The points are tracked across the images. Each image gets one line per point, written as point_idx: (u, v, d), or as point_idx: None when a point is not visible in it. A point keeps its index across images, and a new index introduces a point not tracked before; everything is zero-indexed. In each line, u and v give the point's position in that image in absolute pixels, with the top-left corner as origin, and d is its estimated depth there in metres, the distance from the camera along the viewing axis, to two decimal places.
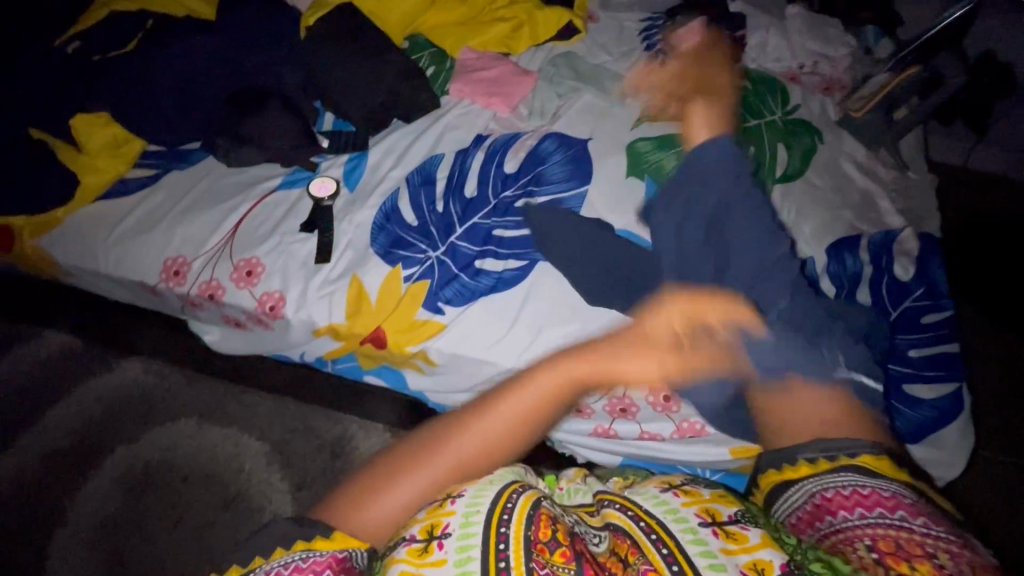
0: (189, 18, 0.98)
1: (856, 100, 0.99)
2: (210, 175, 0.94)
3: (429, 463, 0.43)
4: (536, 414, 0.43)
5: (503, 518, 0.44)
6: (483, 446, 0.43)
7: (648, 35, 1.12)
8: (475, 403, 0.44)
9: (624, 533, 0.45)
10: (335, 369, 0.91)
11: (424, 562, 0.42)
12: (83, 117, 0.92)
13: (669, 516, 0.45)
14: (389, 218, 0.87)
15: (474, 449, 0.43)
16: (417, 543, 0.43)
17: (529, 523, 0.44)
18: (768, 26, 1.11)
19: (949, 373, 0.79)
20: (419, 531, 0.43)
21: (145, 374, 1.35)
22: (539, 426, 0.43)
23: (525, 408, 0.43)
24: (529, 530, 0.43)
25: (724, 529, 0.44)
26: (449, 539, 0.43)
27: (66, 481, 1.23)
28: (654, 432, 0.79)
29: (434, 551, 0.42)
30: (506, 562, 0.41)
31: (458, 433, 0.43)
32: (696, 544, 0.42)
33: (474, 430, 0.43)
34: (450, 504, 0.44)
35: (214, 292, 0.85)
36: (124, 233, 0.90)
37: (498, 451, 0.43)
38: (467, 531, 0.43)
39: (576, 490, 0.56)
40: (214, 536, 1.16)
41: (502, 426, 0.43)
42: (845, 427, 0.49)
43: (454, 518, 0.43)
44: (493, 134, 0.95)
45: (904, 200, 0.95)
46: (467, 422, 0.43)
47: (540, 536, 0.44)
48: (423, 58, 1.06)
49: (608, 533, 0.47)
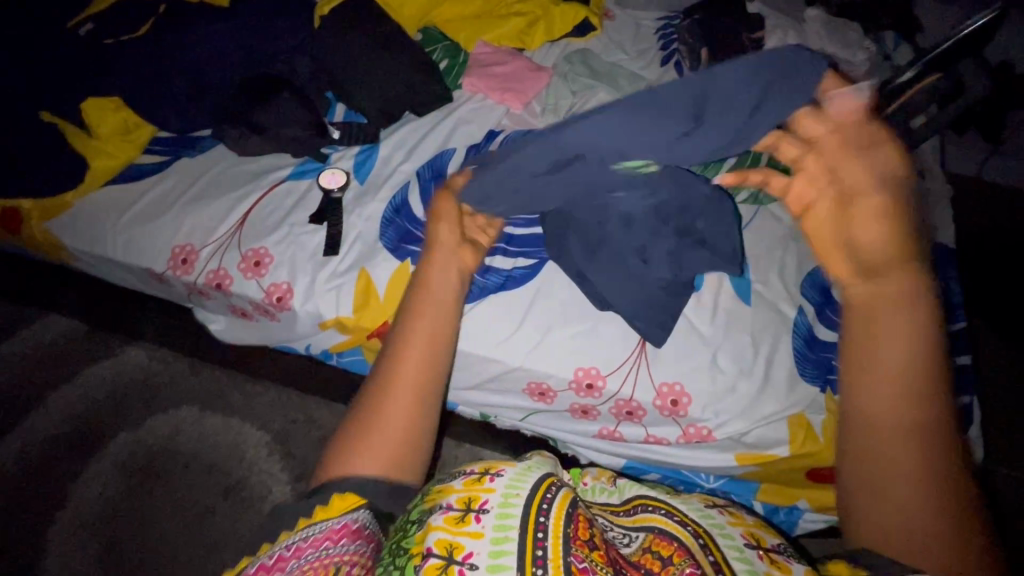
0: (202, 5, 0.97)
1: (873, 107, 0.98)
2: (220, 164, 0.93)
3: (392, 389, 0.52)
4: (440, 319, 0.56)
5: (542, 507, 0.45)
6: (422, 357, 0.53)
7: (664, 34, 1.10)
8: (383, 372, 0.53)
9: (667, 534, 0.47)
10: (340, 362, 0.90)
11: (461, 531, 0.43)
12: (95, 101, 0.92)
13: (714, 529, 0.46)
14: (398, 212, 0.86)
15: (418, 359, 0.53)
16: (454, 512, 0.45)
17: (569, 520, 0.44)
18: (786, 28, 1.09)
19: (961, 387, 0.77)
20: (456, 502, 0.46)
21: (150, 360, 1.35)
22: (440, 352, 0.55)
23: (433, 315, 0.56)
24: (569, 526, 0.44)
25: (770, 556, 0.44)
26: (487, 515, 0.44)
27: (68, 465, 1.23)
28: (660, 436, 0.78)
29: (471, 523, 0.43)
30: (542, 553, 0.41)
31: (399, 359, 0.53)
32: (742, 561, 0.43)
33: (409, 346, 0.54)
34: (490, 482, 0.47)
35: (221, 281, 0.85)
36: (132, 220, 0.89)
37: (433, 356, 0.54)
38: (506, 512, 0.44)
39: (601, 488, 0.58)
40: (213, 524, 1.16)
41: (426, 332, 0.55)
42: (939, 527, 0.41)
43: (492, 496, 0.46)
44: (506, 131, 0.94)
45: (920, 209, 0.94)
46: (400, 346, 0.54)
47: (579, 533, 0.44)
48: (437, 52, 1.04)
49: (644, 533, 0.48)
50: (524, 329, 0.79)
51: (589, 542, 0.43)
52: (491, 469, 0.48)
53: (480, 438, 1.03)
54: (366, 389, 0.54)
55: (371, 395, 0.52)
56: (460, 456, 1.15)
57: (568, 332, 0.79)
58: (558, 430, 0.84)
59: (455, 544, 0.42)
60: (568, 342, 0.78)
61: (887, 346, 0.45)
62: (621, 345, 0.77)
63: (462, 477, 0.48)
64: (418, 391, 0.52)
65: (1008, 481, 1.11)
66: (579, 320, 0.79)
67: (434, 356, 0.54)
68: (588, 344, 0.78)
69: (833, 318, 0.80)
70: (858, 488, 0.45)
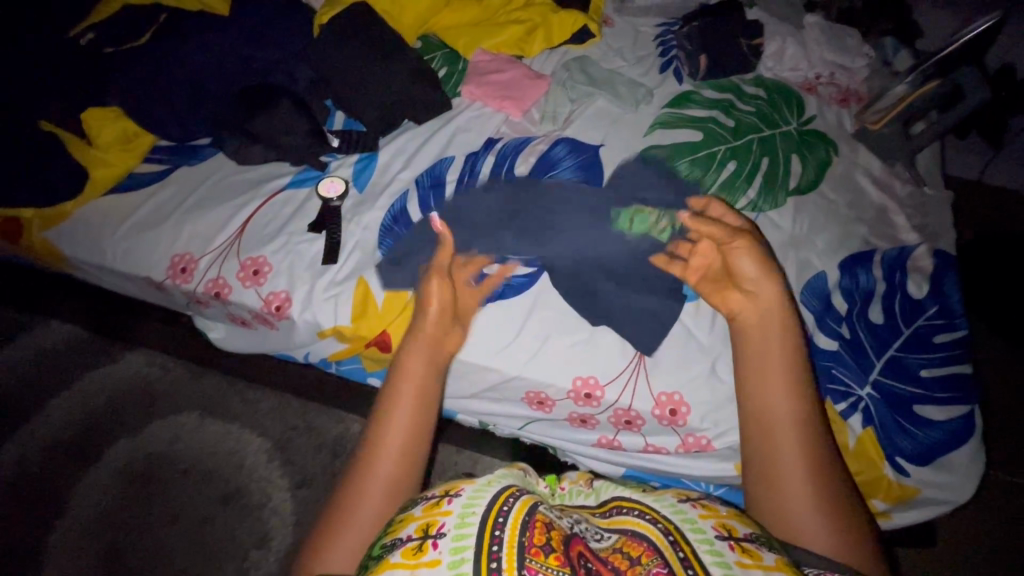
0: (202, 14, 0.98)
1: (872, 113, 0.98)
2: (220, 171, 0.94)
3: (371, 475, 0.55)
4: (424, 399, 0.60)
5: (498, 521, 0.45)
6: (403, 442, 0.57)
7: (663, 41, 1.10)
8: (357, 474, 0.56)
9: (635, 536, 0.47)
10: (339, 371, 0.90)
11: (419, 561, 0.42)
12: (95, 111, 0.94)
13: (685, 524, 0.47)
14: (397, 221, 0.86)
15: (399, 441, 0.57)
16: (412, 543, 0.44)
17: (525, 527, 0.45)
18: (785, 34, 1.09)
19: (963, 395, 0.77)
20: (414, 532, 0.46)
21: (150, 367, 1.36)
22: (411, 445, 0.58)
23: (416, 398, 0.60)
24: (524, 534, 0.44)
25: (740, 544, 0.45)
26: (443, 539, 0.44)
27: (67, 473, 1.23)
28: (659, 445, 0.78)
29: (429, 550, 0.43)
30: (497, 563, 0.42)
31: (381, 442, 0.57)
32: (711, 553, 0.44)
33: (390, 429, 0.57)
34: (447, 505, 0.48)
35: (220, 290, 0.85)
36: (131, 229, 0.90)
37: (413, 441, 0.58)
38: (462, 532, 0.44)
39: (579, 492, 0.58)
40: (212, 532, 1.16)
41: (409, 413, 0.59)
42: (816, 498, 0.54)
43: (449, 518, 0.46)
44: (504, 138, 0.94)
45: (920, 216, 0.94)
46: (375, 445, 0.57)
47: (535, 540, 0.44)
48: (436, 59, 1.05)
49: (616, 534, 0.48)
50: (521, 338, 0.79)
51: (543, 547, 0.43)
52: (451, 491, 0.50)
53: (479, 444, 1.03)
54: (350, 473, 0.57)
55: (351, 485, 0.55)
56: (461, 463, 1.14)
57: (567, 340, 0.78)
58: (557, 438, 0.83)
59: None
60: (567, 351, 0.78)
61: (765, 373, 0.60)
62: (620, 355, 0.77)
63: (421, 504, 0.49)
64: (394, 479, 0.56)
65: (1014, 488, 1.10)
66: (578, 329, 0.79)
67: (415, 442, 0.58)
68: (588, 354, 0.78)
69: (833, 327, 0.80)
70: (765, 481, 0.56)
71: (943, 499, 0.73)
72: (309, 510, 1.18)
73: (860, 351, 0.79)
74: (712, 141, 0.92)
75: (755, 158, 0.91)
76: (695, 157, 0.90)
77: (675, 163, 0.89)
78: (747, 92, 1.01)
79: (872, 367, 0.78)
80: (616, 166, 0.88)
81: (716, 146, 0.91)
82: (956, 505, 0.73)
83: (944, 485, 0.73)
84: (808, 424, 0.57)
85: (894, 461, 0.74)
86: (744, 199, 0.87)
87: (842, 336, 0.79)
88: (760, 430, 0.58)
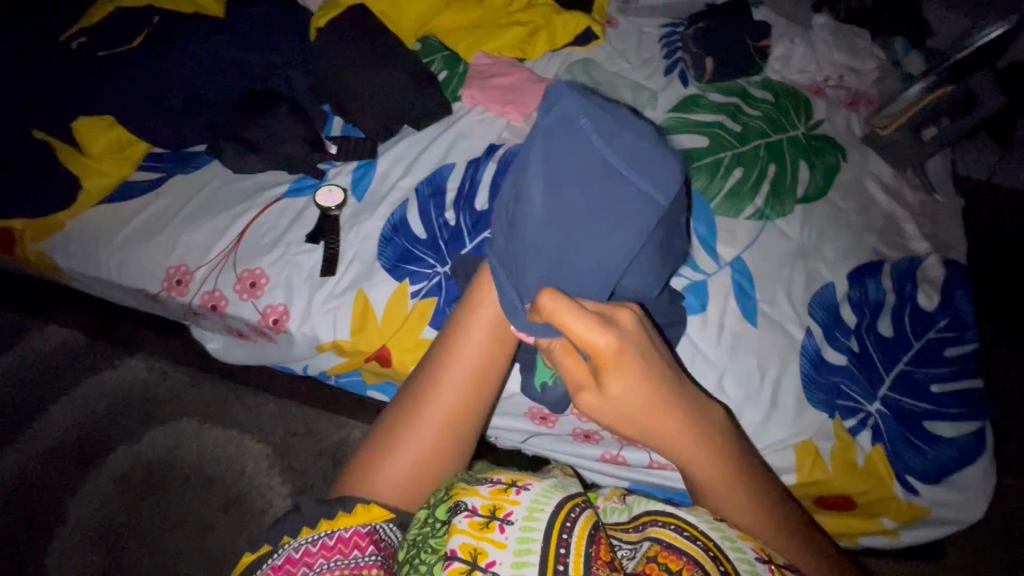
0: (197, 16, 0.95)
1: (883, 117, 0.95)
2: (216, 180, 0.92)
3: (426, 413, 0.53)
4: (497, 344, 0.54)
5: (566, 524, 0.46)
6: (467, 384, 0.53)
7: (668, 42, 1.08)
8: (407, 410, 0.54)
9: (675, 550, 0.45)
10: (338, 383, 0.88)
11: (485, 536, 0.45)
12: (85, 121, 0.90)
13: (724, 541, 0.45)
14: (397, 231, 0.85)
15: (465, 382, 0.53)
16: (478, 517, 0.46)
17: (591, 540, 0.45)
18: (793, 37, 1.07)
19: (973, 410, 0.75)
20: (482, 507, 0.47)
21: (148, 372, 1.34)
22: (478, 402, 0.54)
23: (488, 339, 0.54)
24: (591, 544, 0.44)
25: (779, 569, 0.45)
26: (512, 525, 0.45)
27: (67, 480, 1.23)
28: (664, 461, 0.77)
29: (496, 531, 0.45)
30: (564, 567, 0.43)
31: (444, 369, 0.54)
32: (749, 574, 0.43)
33: (452, 369, 0.54)
34: (515, 494, 0.48)
35: (217, 303, 0.83)
36: (126, 240, 0.88)
37: (478, 385, 0.54)
38: (530, 524, 0.45)
39: (613, 508, 0.56)
40: (214, 539, 1.16)
41: (473, 361, 0.53)
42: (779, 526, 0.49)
43: (517, 507, 0.47)
44: (506, 144, 0.92)
45: (930, 224, 0.92)
46: (432, 389, 0.53)
47: (601, 553, 0.44)
48: (436, 61, 1.02)
49: (650, 543, 0.47)
50: None
51: (609, 562, 0.44)
52: (518, 482, 0.50)
53: None
54: (408, 391, 0.55)
55: (408, 406, 0.54)
56: None
57: None
58: (560, 453, 0.82)
59: (479, 549, 0.44)
60: None
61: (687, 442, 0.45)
62: None
63: (488, 486, 0.49)
64: (451, 421, 0.53)
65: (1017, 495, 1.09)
66: None
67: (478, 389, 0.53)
68: None
69: (842, 340, 0.78)
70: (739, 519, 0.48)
71: (955, 517, 0.72)
72: None
73: (869, 365, 0.77)
74: (719, 147, 0.89)
75: (763, 165, 0.89)
76: (700, 164, 0.88)
77: None
78: (755, 95, 0.99)
79: (881, 382, 0.76)
80: None
81: (723, 153, 0.89)
82: (968, 523, 0.72)
83: (955, 504, 0.72)
84: (746, 469, 0.48)
85: (904, 480, 0.72)
86: (751, 208, 0.85)
87: (851, 350, 0.78)
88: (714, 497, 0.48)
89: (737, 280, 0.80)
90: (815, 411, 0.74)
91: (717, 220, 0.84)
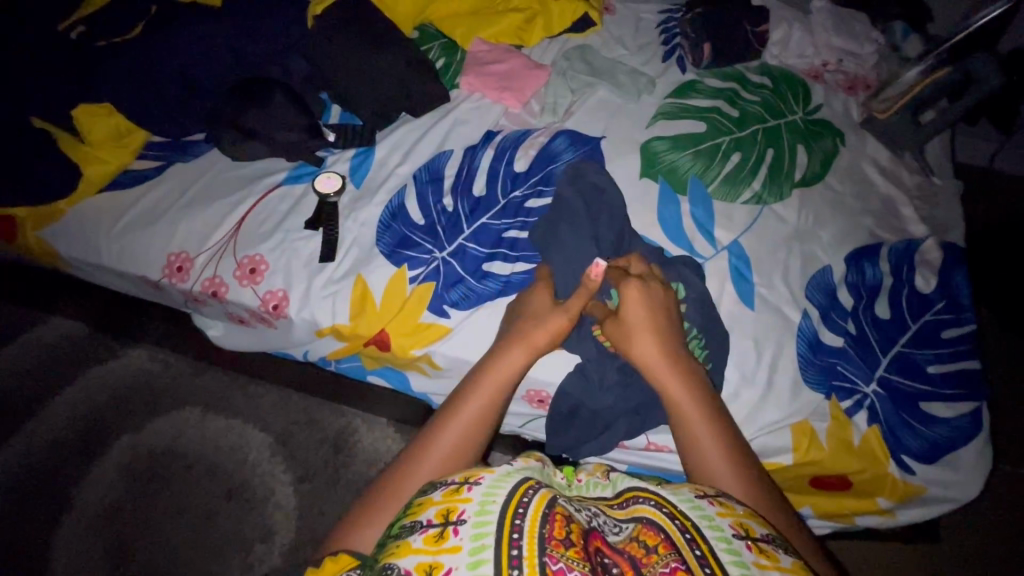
0: (192, 4, 0.95)
1: (881, 101, 0.96)
2: (216, 168, 0.92)
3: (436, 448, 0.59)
4: (495, 402, 0.62)
5: (518, 510, 0.42)
6: (469, 427, 0.60)
7: (666, 28, 1.07)
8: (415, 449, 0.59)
9: (654, 526, 0.42)
10: (338, 369, 0.90)
11: (441, 547, 0.40)
12: (86, 108, 0.91)
13: (703, 520, 0.43)
14: (395, 217, 0.85)
15: (465, 426, 0.60)
16: (433, 529, 0.42)
17: (545, 521, 0.41)
18: (791, 20, 1.06)
19: (970, 391, 0.76)
20: (436, 516, 0.43)
21: (152, 362, 1.36)
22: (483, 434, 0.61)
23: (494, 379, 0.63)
24: (545, 526, 0.41)
25: (757, 544, 0.42)
26: (465, 525, 0.41)
27: (72, 469, 1.24)
28: (661, 443, 0.78)
29: (449, 537, 0.41)
30: (518, 552, 0.39)
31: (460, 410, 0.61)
32: (728, 552, 0.40)
33: (463, 414, 0.61)
34: (467, 491, 0.44)
35: (217, 289, 0.84)
36: (126, 227, 0.89)
37: (483, 420, 0.61)
38: (482, 519, 0.42)
39: (595, 483, 0.53)
40: (217, 526, 1.17)
41: (479, 404, 0.61)
42: (730, 471, 0.55)
43: (469, 505, 0.43)
44: (503, 130, 0.92)
45: (928, 207, 0.92)
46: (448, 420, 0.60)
47: (555, 533, 0.41)
48: (433, 50, 1.03)
49: (633, 523, 0.44)
50: None
51: (565, 541, 0.40)
52: (470, 478, 0.46)
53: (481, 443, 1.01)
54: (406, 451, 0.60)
55: (403, 468, 0.58)
56: None
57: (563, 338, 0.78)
58: None
59: (434, 563, 0.39)
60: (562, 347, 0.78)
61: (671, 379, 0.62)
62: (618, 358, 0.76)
63: (441, 489, 0.46)
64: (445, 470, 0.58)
65: (1017, 480, 1.10)
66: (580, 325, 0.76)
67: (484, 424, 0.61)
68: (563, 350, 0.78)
69: (839, 323, 0.78)
70: (696, 456, 0.57)
71: (949, 496, 0.73)
72: (312, 505, 1.18)
73: (865, 347, 0.77)
74: (717, 132, 0.89)
75: (760, 150, 0.88)
76: (699, 148, 0.87)
77: (679, 155, 0.87)
78: (752, 80, 0.99)
79: (878, 364, 0.76)
80: (618, 160, 0.87)
81: (721, 138, 0.89)
82: (961, 501, 0.73)
83: (950, 483, 0.73)
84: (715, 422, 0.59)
85: (900, 459, 0.73)
86: (749, 192, 0.85)
87: (847, 332, 0.78)
88: (682, 426, 0.60)
89: (733, 264, 0.80)
90: (812, 391, 0.75)
91: (714, 204, 0.84)
